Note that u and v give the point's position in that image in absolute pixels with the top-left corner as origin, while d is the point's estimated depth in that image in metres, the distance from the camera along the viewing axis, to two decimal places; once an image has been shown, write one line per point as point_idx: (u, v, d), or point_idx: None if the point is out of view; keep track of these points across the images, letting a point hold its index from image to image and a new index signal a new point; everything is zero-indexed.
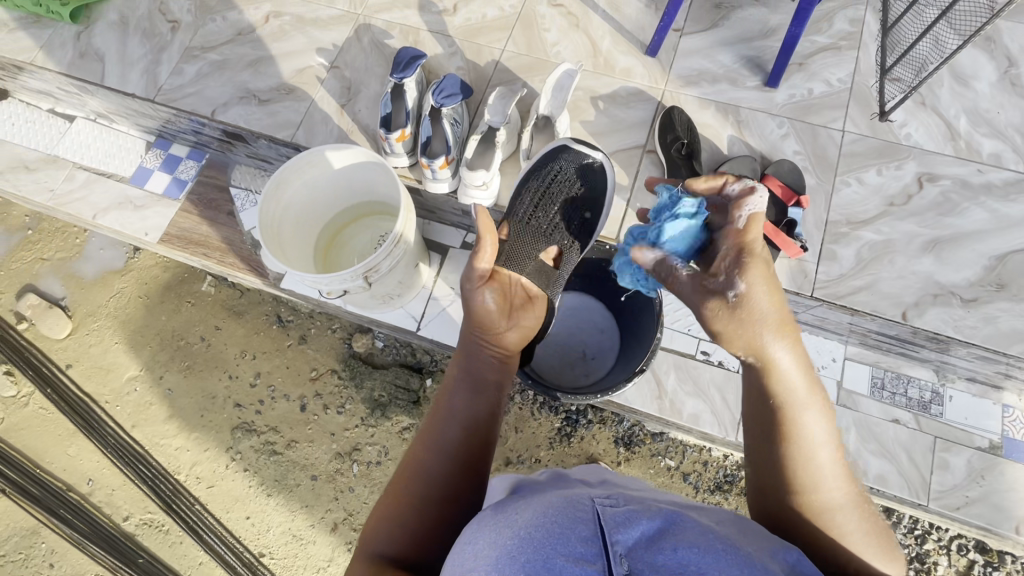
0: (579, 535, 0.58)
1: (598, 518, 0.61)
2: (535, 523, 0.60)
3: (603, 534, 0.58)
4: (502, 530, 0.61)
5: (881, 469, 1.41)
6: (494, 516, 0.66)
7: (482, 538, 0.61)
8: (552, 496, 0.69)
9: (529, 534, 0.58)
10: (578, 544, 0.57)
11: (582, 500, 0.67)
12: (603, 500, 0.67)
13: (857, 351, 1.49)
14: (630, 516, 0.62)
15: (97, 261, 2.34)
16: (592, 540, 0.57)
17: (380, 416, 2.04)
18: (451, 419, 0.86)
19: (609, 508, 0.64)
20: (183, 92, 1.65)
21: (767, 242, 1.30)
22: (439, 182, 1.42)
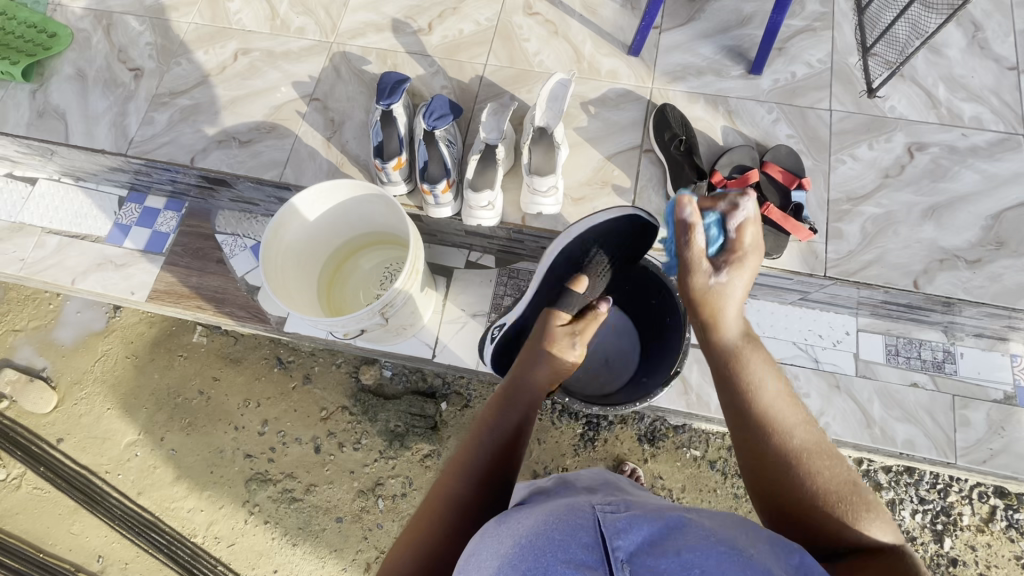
0: (580, 542, 0.59)
1: (599, 525, 0.62)
2: (535, 531, 0.62)
3: (603, 540, 0.59)
4: (503, 539, 0.63)
5: (908, 434, 1.44)
6: (497, 525, 0.68)
7: (485, 549, 0.64)
8: (554, 505, 0.70)
9: (529, 542, 0.60)
10: (579, 551, 0.58)
11: (583, 508, 0.67)
12: (604, 507, 0.67)
13: (868, 322, 1.53)
14: (632, 521, 0.63)
15: (76, 325, 2.22)
16: (593, 547, 0.59)
17: (399, 446, 2.00)
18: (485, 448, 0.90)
19: (610, 514, 0.65)
20: (157, 142, 1.57)
21: (776, 228, 1.31)
22: (442, 207, 1.39)
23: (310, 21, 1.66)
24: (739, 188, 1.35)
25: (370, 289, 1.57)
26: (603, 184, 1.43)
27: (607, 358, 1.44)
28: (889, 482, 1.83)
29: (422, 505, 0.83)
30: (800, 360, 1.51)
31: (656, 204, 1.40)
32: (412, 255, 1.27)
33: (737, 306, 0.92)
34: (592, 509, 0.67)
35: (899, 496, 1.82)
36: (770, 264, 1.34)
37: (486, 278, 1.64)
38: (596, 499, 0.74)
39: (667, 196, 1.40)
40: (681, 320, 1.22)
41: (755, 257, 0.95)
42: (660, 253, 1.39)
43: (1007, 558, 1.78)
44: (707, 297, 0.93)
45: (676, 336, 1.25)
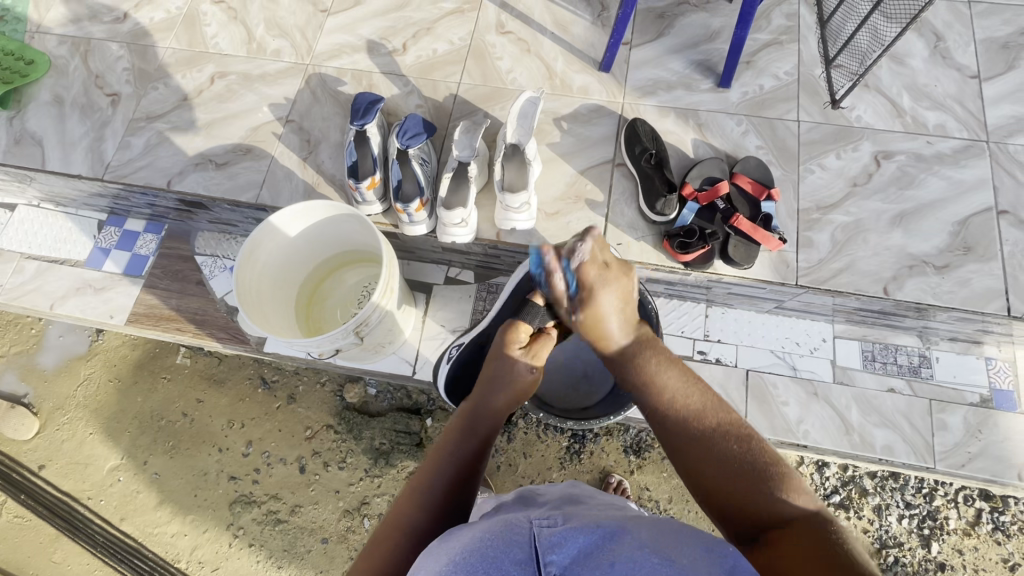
0: (513, 559, 0.61)
1: (534, 540, 0.64)
2: (471, 548, 0.64)
3: (537, 556, 0.61)
4: (440, 557, 0.65)
5: (886, 439, 1.45)
6: (440, 544, 0.70)
7: (426, 568, 0.66)
8: (496, 521, 0.71)
9: (465, 560, 0.62)
10: (511, 568, 0.60)
11: (522, 523, 0.69)
12: (542, 521, 0.69)
13: (844, 328, 1.54)
14: (567, 534, 0.64)
15: (59, 350, 2.21)
16: (526, 563, 0.60)
17: (384, 465, 1.99)
18: (436, 484, 0.89)
19: (547, 528, 0.66)
20: (134, 166, 1.58)
21: (747, 238, 1.33)
22: (417, 225, 1.40)
23: (286, 43, 1.68)
24: (709, 200, 1.37)
25: (348, 307, 1.57)
26: (576, 198, 1.44)
27: (586, 370, 1.44)
28: (875, 488, 1.84)
29: (387, 533, 0.84)
30: (778, 368, 1.52)
31: (629, 217, 1.41)
32: (385, 275, 1.27)
33: (618, 319, 1.04)
34: (530, 523, 0.68)
35: (885, 501, 1.83)
36: (742, 274, 1.35)
37: (466, 293, 1.65)
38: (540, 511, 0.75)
39: (640, 209, 1.42)
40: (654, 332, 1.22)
41: (609, 288, 1.06)
42: (634, 265, 1.40)
43: (995, 561, 1.77)
44: (588, 328, 1.06)
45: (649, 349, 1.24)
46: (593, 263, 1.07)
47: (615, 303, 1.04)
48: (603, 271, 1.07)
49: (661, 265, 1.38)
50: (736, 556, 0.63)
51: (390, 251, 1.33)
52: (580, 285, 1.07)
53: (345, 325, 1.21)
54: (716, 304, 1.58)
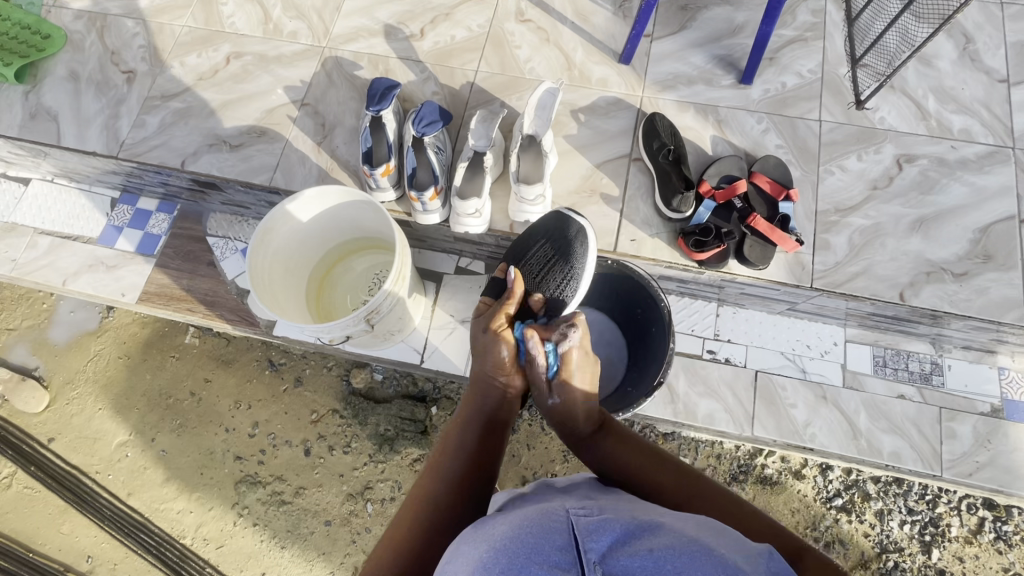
0: (553, 545, 0.60)
1: (573, 528, 0.63)
2: (510, 536, 0.64)
3: (577, 542, 0.61)
4: (479, 545, 0.64)
5: (894, 446, 1.44)
6: (476, 531, 0.70)
7: (464, 555, 0.65)
8: (531, 512, 0.71)
9: (504, 546, 0.62)
10: (553, 553, 0.59)
11: (558, 513, 0.69)
12: (578, 510, 0.69)
13: (856, 333, 1.53)
14: (605, 524, 0.64)
15: (69, 325, 2.23)
16: (567, 549, 0.60)
17: (388, 451, 2.00)
18: (443, 479, 0.87)
19: (584, 517, 0.67)
20: (149, 145, 1.58)
21: (763, 239, 1.31)
22: (430, 214, 1.39)
23: (303, 25, 1.67)
24: (726, 198, 1.35)
25: (359, 294, 1.57)
26: (591, 192, 1.43)
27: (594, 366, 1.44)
28: (877, 492, 1.84)
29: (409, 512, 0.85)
30: (787, 370, 1.51)
31: (644, 213, 1.40)
32: (398, 263, 1.27)
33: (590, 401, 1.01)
34: (567, 513, 0.68)
35: (888, 506, 1.83)
36: (757, 275, 1.34)
37: (476, 284, 1.65)
38: (572, 500, 0.76)
39: (655, 205, 1.40)
40: (665, 329, 1.21)
41: (581, 377, 1.00)
42: (647, 262, 1.39)
43: (995, 570, 1.77)
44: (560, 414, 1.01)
45: (660, 348, 1.24)
46: (581, 348, 1.01)
47: (586, 390, 1.00)
48: (582, 359, 1.01)
49: (675, 262, 1.37)
50: (771, 547, 0.63)
51: (404, 239, 1.33)
52: (560, 369, 1.00)
53: (357, 312, 1.22)
54: (727, 303, 1.57)
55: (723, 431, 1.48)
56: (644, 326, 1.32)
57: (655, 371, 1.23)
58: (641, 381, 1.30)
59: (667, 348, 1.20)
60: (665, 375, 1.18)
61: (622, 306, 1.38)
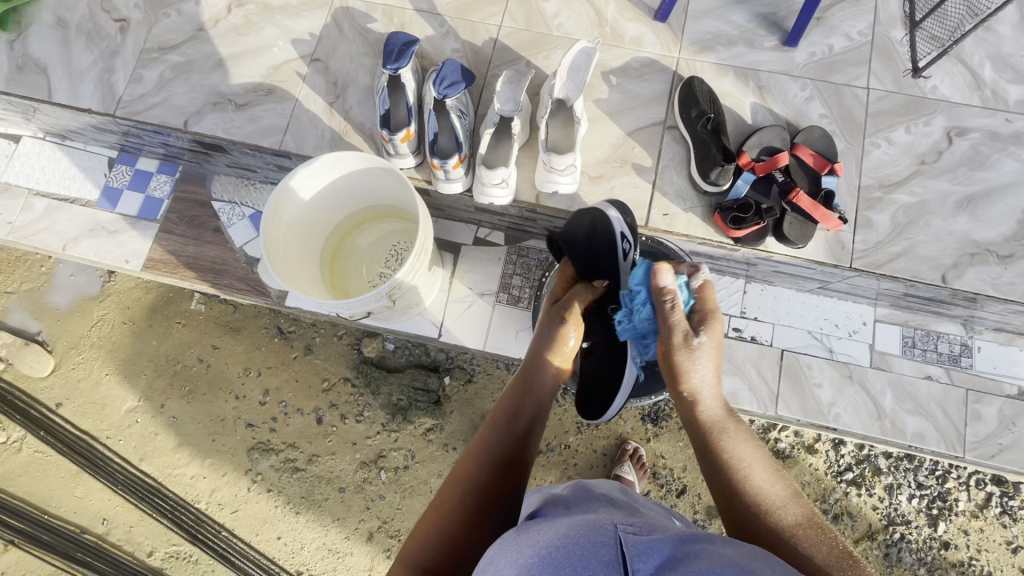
0: (599, 559, 0.58)
1: (621, 544, 0.61)
2: (555, 544, 0.62)
3: (624, 560, 0.58)
4: (523, 549, 0.63)
5: (918, 427, 1.43)
6: (516, 535, 0.68)
7: (504, 557, 0.64)
8: (576, 520, 0.69)
9: (548, 555, 0.60)
10: (597, 569, 0.57)
11: (605, 525, 0.67)
12: (626, 526, 0.67)
13: (887, 312, 1.49)
14: (653, 543, 0.62)
15: (70, 289, 2.17)
16: (613, 566, 0.58)
17: (401, 420, 1.99)
18: (473, 485, 0.82)
19: (633, 534, 0.65)
20: (147, 103, 1.47)
21: (804, 216, 1.25)
22: (453, 183, 1.31)
23: None
24: (767, 172, 1.28)
25: (374, 266, 1.51)
26: (623, 162, 1.35)
27: None
28: (889, 467, 1.85)
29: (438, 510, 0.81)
30: (814, 350, 1.48)
31: (678, 186, 1.33)
32: (422, 236, 1.20)
33: (710, 372, 0.94)
34: (614, 526, 0.66)
35: (898, 481, 1.85)
36: (795, 253, 1.28)
37: (495, 256, 1.59)
38: (618, 515, 0.73)
39: (690, 177, 1.33)
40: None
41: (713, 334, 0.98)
42: (680, 238, 1.33)
43: (998, 542, 1.81)
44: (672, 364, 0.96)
45: None
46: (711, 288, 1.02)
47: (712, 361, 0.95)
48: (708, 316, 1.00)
49: (709, 239, 1.31)
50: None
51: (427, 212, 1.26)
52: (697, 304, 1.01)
53: (381, 288, 1.16)
54: (756, 280, 1.52)
55: (747, 410, 1.46)
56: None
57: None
58: None
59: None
60: None
61: None
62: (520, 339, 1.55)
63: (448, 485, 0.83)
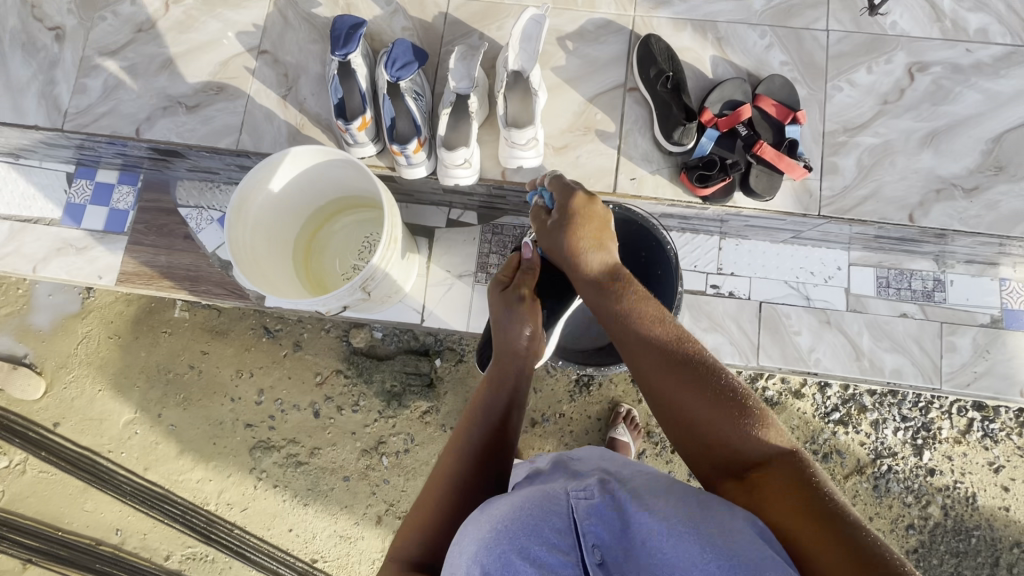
0: (552, 527, 0.65)
1: (572, 512, 0.68)
2: (507, 517, 0.66)
3: (575, 526, 0.65)
4: (481, 524, 0.67)
5: (896, 363, 1.46)
6: (478, 512, 0.71)
7: (465, 535, 0.67)
8: (532, 491, 0.74)
9: (506, 527, 0.64)
10: (551, 536, 0.64)
11: (557, 493, 0.72)
12: (578, 490, 0.72)
13: (860, 255, 1.51)
14: (602, 507, 0.68)
15: (50, 309, 2.17)
16: (564, 532, 0.64)
17: (397, 405, 2.02)
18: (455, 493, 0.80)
19: (584, 500, 0.70)
20: (95, 114, 1.43)
21: (770, 167, 1.25)
22: (416, 167, 1.29)
23: None
24: (729, 126, 1.27)
25: (347, 258, 1.51)
26: (586, 130, 1.33)
27: None
28: (873, 404, 1.91)
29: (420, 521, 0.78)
30: (791, 299, 1.50)
31: (643, 148, 1.32)
32: (388, 227, 1.20)
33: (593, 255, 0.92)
34: (567, 494, 0.71)
35: (883, 416, 1.90)
36: (763, 206, 1.28)
37: (470, 236, 1.59)
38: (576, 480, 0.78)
39: (655, 139, 1.32)
40: (673, 272, 1.18)
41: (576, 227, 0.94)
42: (648, 201, 1.32)
43: (981, 465, 1.88)
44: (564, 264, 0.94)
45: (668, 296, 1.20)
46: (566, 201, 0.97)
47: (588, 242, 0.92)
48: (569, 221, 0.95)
49: (677, 200, 1.30)
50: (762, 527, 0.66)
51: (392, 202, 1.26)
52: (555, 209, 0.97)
53: (353, 282, 1.16)
54: (730, 235, 1.53)
55: (730, 362, 1.49)
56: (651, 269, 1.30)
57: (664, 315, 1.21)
58: None
59: (676, 290, 1.17)
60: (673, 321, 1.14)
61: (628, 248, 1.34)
62: None
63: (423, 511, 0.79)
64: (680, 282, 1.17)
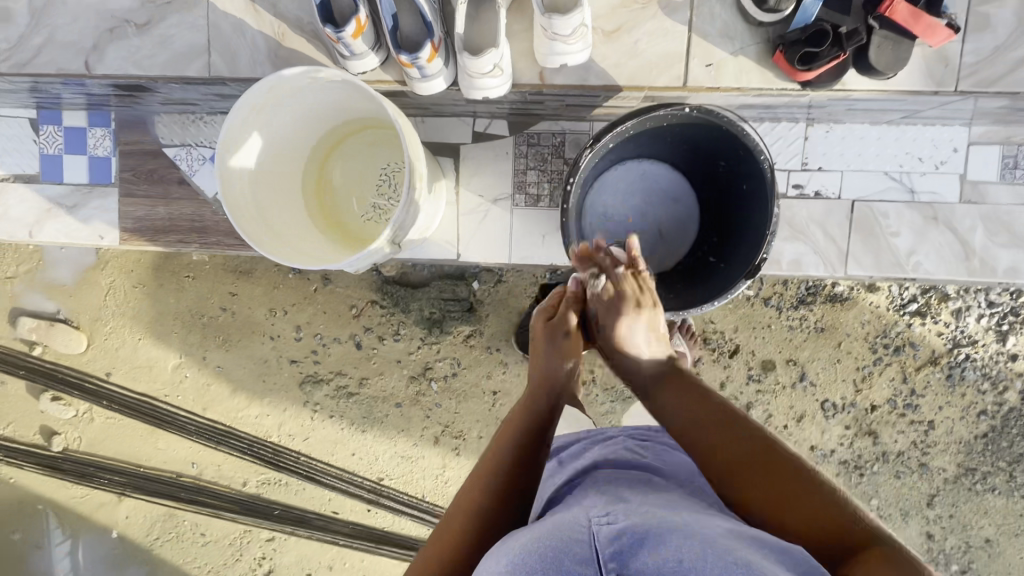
0: (573, 558, 0.62)
1: (593, 540, 0.64)
2: (526, 551, 0.64)
3: (596, 556, 0.62)
4: (498, 560, 0.65)
5: (1013, 261, 1.25)
6: (500, 545, 0.70)
7: (487, 567, 0.66)
8: (554, 519, 0.71)
9: (523, 561, 0.63)
10: (570, 565, 0.61)
11: (579, 520, 0.69)
12: (601, 515, 0.69)
13: (983, 132, 1.23)
14: (626, 530, 0.65)
15: (68, 263, 2.10)
16: (586, 562, 0.61)
17: (439, 332, 1.95)
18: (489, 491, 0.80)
19: (606, 525, 0.67)
20: (31, 46, 1.16)
21: (898, 32, 0.94)
22: (432, 80, 1.02)
23: None
24: None
25: (365, 194, 1.29)
26: (645, 2, 1.02)
27: (661, 230, 1.23)
28: (957, 292, 1.74)
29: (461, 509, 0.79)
30: (891, 194, 1.27)
31: (723, 21, 1.02)
32: (409, 155, 0.98)
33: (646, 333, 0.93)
34: (587, 520, 0.68)
35: (966, 303, 1.74)
36: (880, 87, 1.00)
37: (503, 151, 1.35)
38: (599, 497, 0.75)
39: (738, 6, 1.01)
40: (767, 192, 0.94)
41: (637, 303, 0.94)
42: (728, 93, 1.05)
43: None
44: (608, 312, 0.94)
45: (759, 216, 0.98)
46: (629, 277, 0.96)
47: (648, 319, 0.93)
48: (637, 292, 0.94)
49: (768, 88, 1.02)
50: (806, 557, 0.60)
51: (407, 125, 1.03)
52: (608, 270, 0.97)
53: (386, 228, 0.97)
54: (819, 121, 1.26)
55: (813, 275, 1.30)
56: (734, 182, 1.07)
57: (754, 246, 0.99)
58: (728, 251, 1.09)
59: (770, 216, 0.94)
60: (767, 251, 0.94)
61: (706, 157, 1.10)
62: (548, 243, 1.38)
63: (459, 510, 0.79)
64: (776, 205, 0.93)
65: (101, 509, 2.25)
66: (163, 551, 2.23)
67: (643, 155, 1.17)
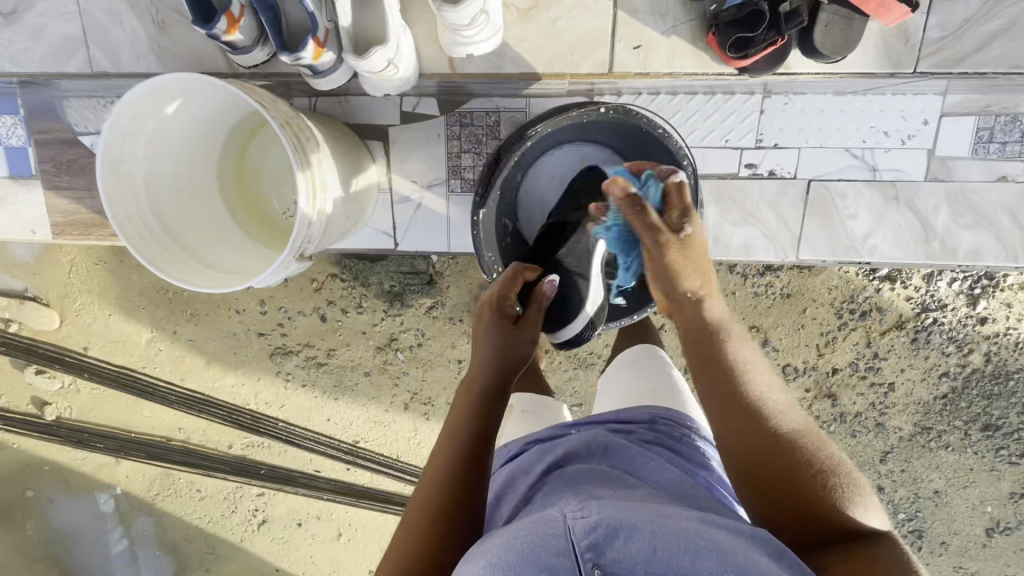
0: (550, 551, 0.57)
1: (568, 532, 0.59)
2: (503, 550, 0.59)
3: (574, 551, 0.57)
4: (476, 560, 0.61)
5: (975, 242, 1.17)
6: (477, 547, 0.64)
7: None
8: (529, 512, 0.65)
9: (501, 563, 0.58)
10: (549, 563, 0.56)
11: (554, 511, 0.63)
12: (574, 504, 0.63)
13: (959, 101, 1.11)
14: (602, 517, 0.60)
15: (27, 241, 2.07)
16: (564, 555, 0.57)
17: (401, 305, 1.93)
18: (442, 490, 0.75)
19: (580, 516, 0.60)
20: None
21: None
22: (327, 77, 0.91)
23: None
24: None
25: (290, 187, 1.18)
26: None
27: None
28: None
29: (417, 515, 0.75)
30: (851, 172, 1.17)
31: None
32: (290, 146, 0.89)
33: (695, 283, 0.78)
34: (561, 509, 0.63)
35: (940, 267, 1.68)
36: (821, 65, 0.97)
37: (433, 133, 1.24)
38: (571, 498, 0.68)
39: None
40: None
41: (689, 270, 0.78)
42: None
43: None
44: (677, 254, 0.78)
45: None
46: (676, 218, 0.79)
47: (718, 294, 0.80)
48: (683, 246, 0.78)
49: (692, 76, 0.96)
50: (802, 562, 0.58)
51: (289, 115, 0.95)
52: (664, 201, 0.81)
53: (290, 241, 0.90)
54: (776, 91, 1.14)
55: (763, 261, 1.23)
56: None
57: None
58: None
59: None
60: None
61: (637, 155, 1.06)
62: None
63: (414, 517, 0.74)
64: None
65: (101, 475, 2.34)
66: (162, 508, 2.36)
67: (575, 139, 1.06)
